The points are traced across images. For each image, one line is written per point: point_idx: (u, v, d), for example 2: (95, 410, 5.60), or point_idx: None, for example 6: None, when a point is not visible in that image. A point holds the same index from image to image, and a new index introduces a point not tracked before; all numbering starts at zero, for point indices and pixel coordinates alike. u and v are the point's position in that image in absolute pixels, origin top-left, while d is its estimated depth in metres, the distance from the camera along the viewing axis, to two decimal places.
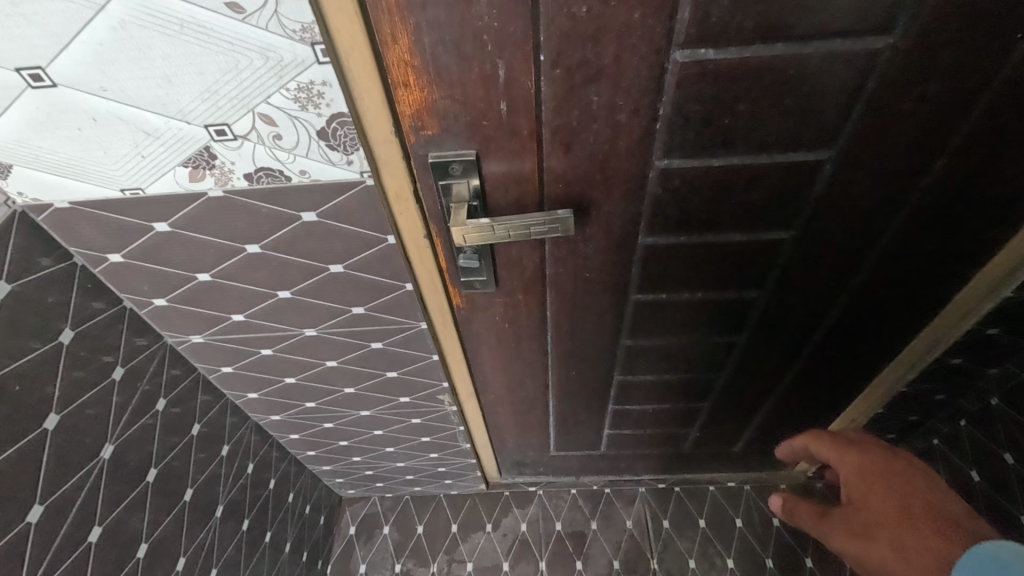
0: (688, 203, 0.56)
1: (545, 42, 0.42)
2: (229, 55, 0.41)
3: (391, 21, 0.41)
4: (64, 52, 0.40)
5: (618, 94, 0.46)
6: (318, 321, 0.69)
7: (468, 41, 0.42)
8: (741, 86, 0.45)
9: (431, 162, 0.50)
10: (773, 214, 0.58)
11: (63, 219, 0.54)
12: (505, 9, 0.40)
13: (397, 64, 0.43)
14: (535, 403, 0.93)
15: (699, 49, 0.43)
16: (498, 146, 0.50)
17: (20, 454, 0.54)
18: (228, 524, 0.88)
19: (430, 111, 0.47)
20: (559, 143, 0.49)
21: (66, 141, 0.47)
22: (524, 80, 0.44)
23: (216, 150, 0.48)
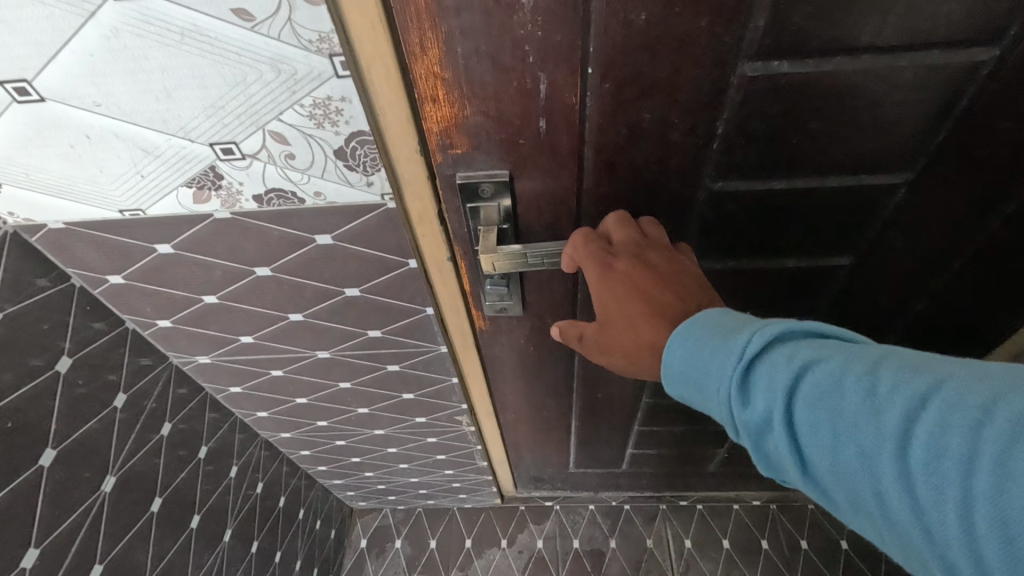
0: (740, 227, 0.51)
1: (594, 54, 0.37)
2: (235, 68, 0.36)
3: (420, 29, 0.35)
4: (51, 63, 0.36)
5: (673, 110, 0.40)
6: (331, 343, 0.65)
7: (506, 52, 0.37)
8: (814, 101, 0.40)
9: (459, 183, 0.45)
10: (834, 239, 0.52)
11: (59, 239, 0.50)
12: (551, 15, 0.35)
13: (425, 77, 0.38)
14: (557, 424, 0.88)
15: (770, 62, 0.37)
16: (534, 167, 0.44)
17: (13, 496, 0.50)
18: (237, 547, 0.84)
19: (459, 128, 0.42)
20: (602, 163, 0.44)
21: (57, 158, 0.42)
22: (567, 95, 0.39)
23: (222, 170, 0.43)
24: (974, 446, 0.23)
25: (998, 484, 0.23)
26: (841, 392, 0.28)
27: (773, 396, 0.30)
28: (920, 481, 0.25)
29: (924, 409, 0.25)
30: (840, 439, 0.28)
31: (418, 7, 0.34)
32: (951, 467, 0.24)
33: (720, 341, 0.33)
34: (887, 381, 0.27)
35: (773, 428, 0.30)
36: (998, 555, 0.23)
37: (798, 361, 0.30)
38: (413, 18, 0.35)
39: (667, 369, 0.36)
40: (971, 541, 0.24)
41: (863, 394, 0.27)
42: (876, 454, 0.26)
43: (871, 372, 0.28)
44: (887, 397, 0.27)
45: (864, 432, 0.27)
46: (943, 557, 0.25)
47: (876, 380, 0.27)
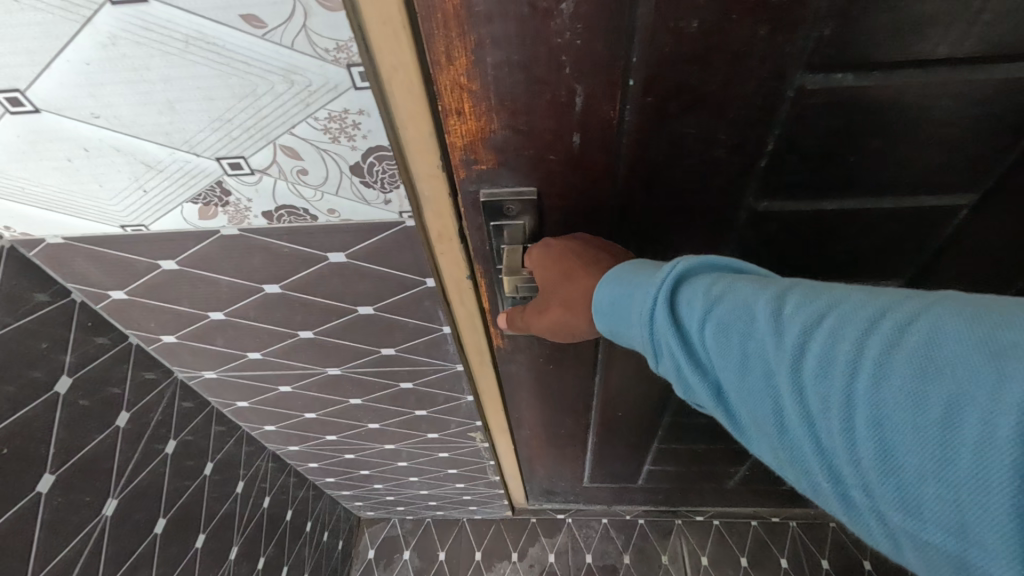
0: (784, 249, 0.47)
1: (637, 64, 0.33)
2: (244, 78, 0.33)
3: (446, 37, 0.32)
4: (44, 72, 0.33)
5: (720, 125, 0.37)
6: (342, 360, 0.62)
7: (540, 62, 0.33)
8: (878, 116, 0.36)
9: (483, 201, 0.42)
10: (883, 264, 0.49)
11: (58, 254, 0.47)
12: (593, 22, 0.31)
13: (450, 88, 0.35)
14: (573, 441, 0.85)
15: (834, 74, 0.34)
16: (564, 184, 0.41)
17: (9, 526, 0.47)
18: (243, 563, 0.82)
19: (484, 143, 0.38)
20: (638, 180, 0.41)
21: (54, 172, 0.40)
22: (605, 108, 0.36)
23: (229, 185, 0.40)
24: (865, 360, 0.23)
25: (885, 397, 0.22)
26: (745, 312, 0.28)
27: (688, 325, 0.30)
28: (817, 395, 0.25)
29: (821, 326, 0.25)
30: (747, 361, 0.28)
31: (446, 15, 0.31)
32: (845, 382, 0.24)
33: (647, 279, 0.34)
34: (793, 303, 0.27)
35: (688, 355, 0.31)
36: (878, 463, 0.22)
37: (714, 290, 0.30)
38: (437, 26, 0.32)
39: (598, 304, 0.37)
40: (854, 450, 0.23)
41: (765, 314, 0.27)
42: (778, 371, 0.26)
43: (777, 297, 0.28)
44: (791, 321, 0.26)
45: (764, 351, 0.27)
46: (837, 473, 0.25)
47: (779, 303, 0.27)
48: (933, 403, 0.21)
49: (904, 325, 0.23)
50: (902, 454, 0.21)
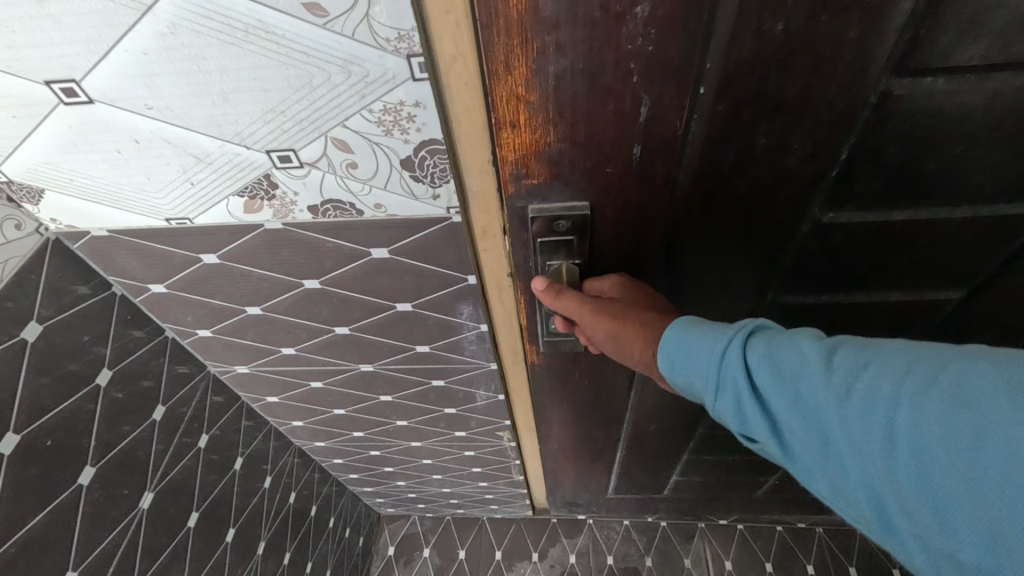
0: (848, 261, 0.47)
1: (712, 70, 0.32)
2: (301, 69, 0.32)
3: (506, 44, 0.30)
4: (101, 62, 0.32)
5: (795, 134, 0.36)
6: (375, 357, 0.62)
7: (608, 70, 0.31)
8: (967, 122, 0.35)
9: (532, 216, 0.40)
10: (948, 272, 0.49)
11: (101, 247, 0.47)
12: (668, 26, 0.30)
13: (505, 100, 0.33)
14: (603, 453, 0.83)
15: (923, 78, 0.33)
16: (620, 197, 0.39)
17: (52, 519, 0.47)
18: (270, 558, 0.82)
19: (538, 157, 0.36)
20: (701, 193, 0.40)
21: (103, 163, 0.39)
22: (673, 116, 0.34)
23: (277, 178, 0.40)
24: (909, 402, 0.24)
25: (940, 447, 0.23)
26: (796, 359, 0.29)
27: (738, 372, 0.31)
28: (870, 445, 0.25)
29: (865, 374, 0.26)
30: (795, 407, 0.29)
31: (510, 21, 0.29)
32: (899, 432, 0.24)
33: (696, 323, 0.34)
34: (840, 351, 0.28)
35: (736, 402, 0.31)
36: (928, 503, 0.24)
37: (766, 340, 0.31)
38: (496, 33, 0.30)
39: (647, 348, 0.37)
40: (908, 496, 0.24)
41: (815, 360, 0.28)
42: (828, 421, 0.27)
43: (822, 348, 0.29)
44: (838, 371, 0.27)
45: (814, 394, 0.28)
46: (882, 509, 0.26)
47: (825, 354, 0.28)
48: (989, 452, 0.22)
49: (940, 369, 0.24)
50: (947, 488, 0.23)
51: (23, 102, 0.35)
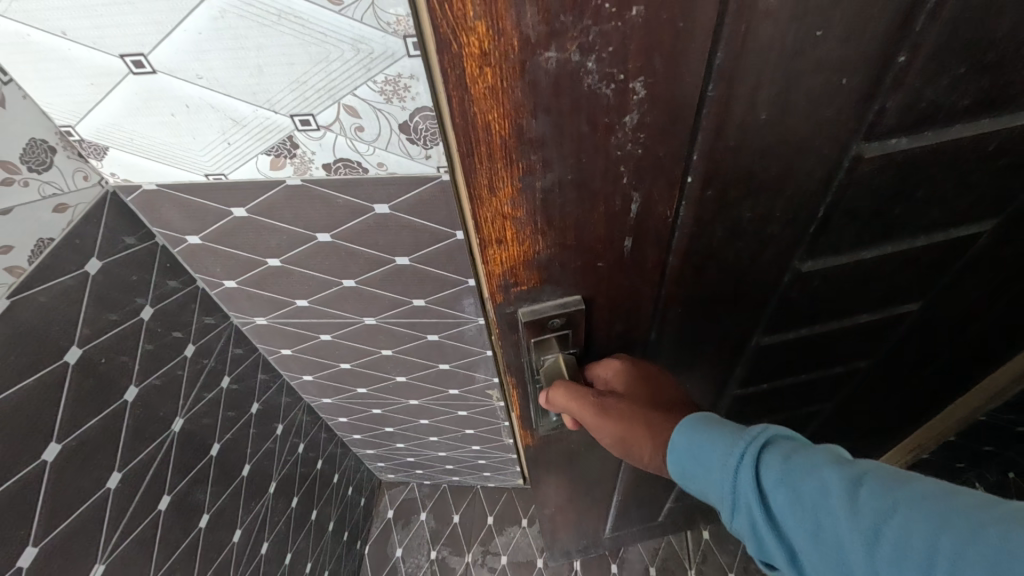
0: (824, 294, 0.57)
1: (697, 163, 0.38)
2: (321, 47, 0.41)
3: (491, 169, 0.34)
4: (165, 40, 0.41)
5: (778, 204, 0.43)
6: (378, 310, 0.70)
7: (598, 177, 0.36)
8: (917, 173, 0.45)
9: (522, 317, 0.46)
10: (908, 291, 0.60)
11: (150, 200, 0.56)
12: (656, 134, 0.34)
13: (492, 218, 0.37)
14: (602, 496, 0.87)
15: (888, 140, 0.41)
16: (611, 282, 0.45)
17: (103, 423, 0.55)
18: (279, 499, 0.91)
19: (527, 260, 0.42)
20: (691, 266, 0.47)
21: (158, 125, 0.48)
22: (662, 208, 0.40)
23: (298, 139, 0.48)
24: (936, 544, 0.29)
25: None
26: (820, 488, 0.35)
27: (762, 487, 0.37)
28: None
29: (894, 513, 0.31)
30: (821, 530, 0.34)
31: (498, 155, 0.33)
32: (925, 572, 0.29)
33: (724, 436, 0.41)
34: (864, 484, 0.34)
35: (767, 514, 0.37)
36: None
37: (792, 459, 0.37)
38: (479, 161, 0.33)
39: (680, 449, 0.44)
40: None
41: (839, 492, 0.34)
42: (852, 546, 0.33)
43: (849, 476, 0.34)
44: (865, 504, 0.33)
45: (840, 521, 0.33)
46: None
47: (853, 484, 0.34)
48: None
49: (963, 518, 0.29)
50: None
51: (101, 72, 0.44)
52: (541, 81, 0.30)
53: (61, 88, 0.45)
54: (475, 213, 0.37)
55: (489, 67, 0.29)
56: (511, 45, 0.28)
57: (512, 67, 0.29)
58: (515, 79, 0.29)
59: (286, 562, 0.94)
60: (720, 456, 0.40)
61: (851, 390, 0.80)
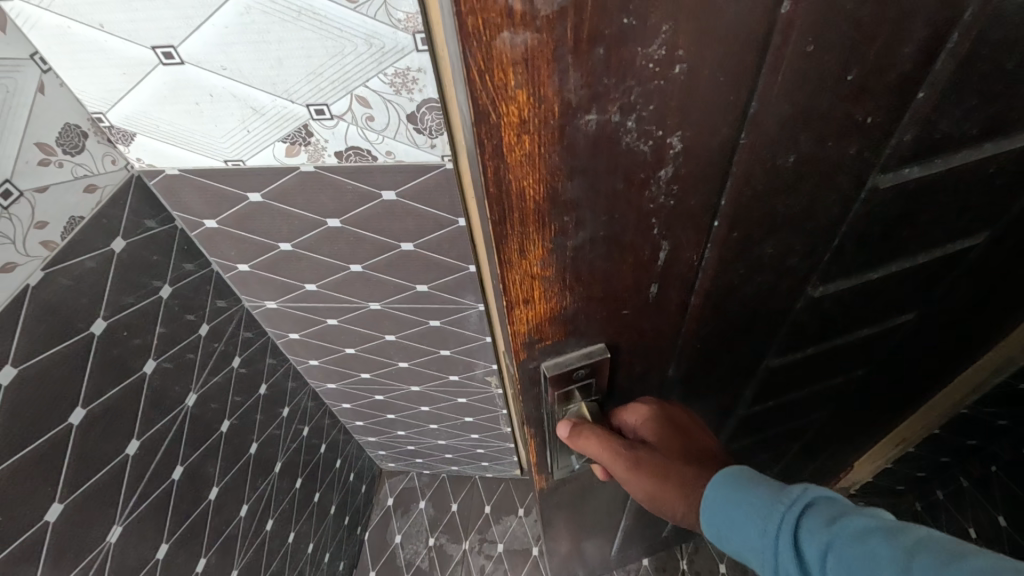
0: (830, 315, 0.55)
1: (724, 210, 0.35)
2: (337, 41, 0.45)
3: (522, 233, 0.31)
4: (194, 33, 0.45)
5: (797, 237, 0.41)
6: (383, 295, 0.74)
7: (631, 229, 0.33)
8: (923, 196, 0.44)
9: (546, 372, 0.43)
10: (902, 304, 0.60)
11: (171, 185, 0.60)
12: (688, 183, 0.32)
13: (519, 280, 0.34)
14: (612, 523, 0.89)
15: (901, 170, 0.39)
16: (634, 330, 0.42)
17: (124, 393, 0.59)
18: (284, 479, 0.94)
19: (552, 319, 0.38)
20: (710, 307, 0.44)
21: (182, 113, 0.52)
22: (690, 253, 0.37)
23: (313, 128, 0.52)
24: None
25: None
26: (868, 561, 0.29)
27: (803, 557, 0.32)
28: None
29: None
30: None
31: (527, 217, 0.30)
32: None
33: (756, 498, 0.36)
34: (921, 558, 0.28)
35: None
36: None
37: (836, 526, 0.31)
38: (510, 225, 0.30)
39: (710, 507, 0.40)
40: None
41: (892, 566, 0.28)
42: None
43: (906, 548, 0.29)
44: None
45: None
46: None
47: (909, 559, 0.28)
48: None
49: None
50: None
51: (133, 63, 0.48)
52: (585, 143, 0.27)
53: (94, 77, 0.49)
54: (503, 278, 0.34)
55: (527, 134, 0.26)
56: (551, 110, 0.25)
57: (553, 133, 0.26)
58: (556, 144, 0.27)
59: (289, 541, 0.97)
60: (749, 520, 0.36)
61: (851, 397, 0.80)
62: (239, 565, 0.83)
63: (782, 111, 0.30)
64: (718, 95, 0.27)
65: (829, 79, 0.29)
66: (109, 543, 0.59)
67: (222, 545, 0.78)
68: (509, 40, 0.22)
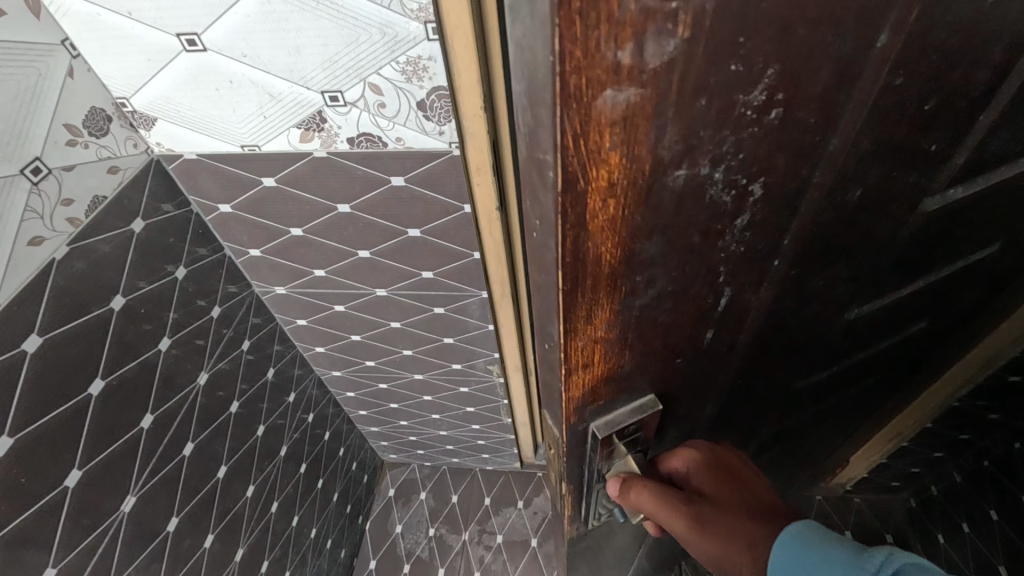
0: (860, 330, 0.56)
1: (784, 253, 0.36)
2: (352, 30, 0.47)
3: (592, 298, 0.31)
4: (217, 21, 0.48)
5: (841, 265, 0.42)
6: (390, 281, 0.76)
7: (694, 281, 0.34)
8: (967, 216, 0.43)
9: (594, 434, 0.43)
10: (927, 313, 0.60)
11: (188, 169, 0.62)
12: (759, 230, 0.32)
13: (581, 341, 0.34)
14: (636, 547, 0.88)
15: (949, 192, 0.39)
16: (683, 368, 0.44)
17: (139, 368, 0.61)
18: (289, 464, 0.96)
19: (605, 373, 0.38)
20: (754, 334, 0.46)
21: (203, 99, 0.54)
22: (744, 294, 0.39)
23: (327, 114, 0.54)
24: None
25: None
26: None
27: None
28: None
29: None
30: None
31: (604, 284, 0.30)
32: None
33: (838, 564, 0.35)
34: None
35: None
36: None
37: None
38: (582, 292, 0.30)
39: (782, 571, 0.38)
40: None
41: None
42: None
43: None
44: None
45: None
46: None
47: None
48: None
49: None
50: None
51: (158, 50, 0.50)
52: (665, 194, 0.26)
53: (120, 63, 0.51)
54: (563, 335, 0.33)
55: (613, 197, 0.25)
56: (640, 170, 0.24)
57: (637, 187, 0.25)
58: (639, 198, 0.25)
59: (293, 524, 0.99)
60: None
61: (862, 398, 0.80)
62: (244, 545, 0.85)
63: (852, 143, 0.29)
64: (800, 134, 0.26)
65: (903, 113, 0.29)
66: (123, 512, 0.61)
67: (228, 523, 0.80)
68: (610, 100, 0.20)
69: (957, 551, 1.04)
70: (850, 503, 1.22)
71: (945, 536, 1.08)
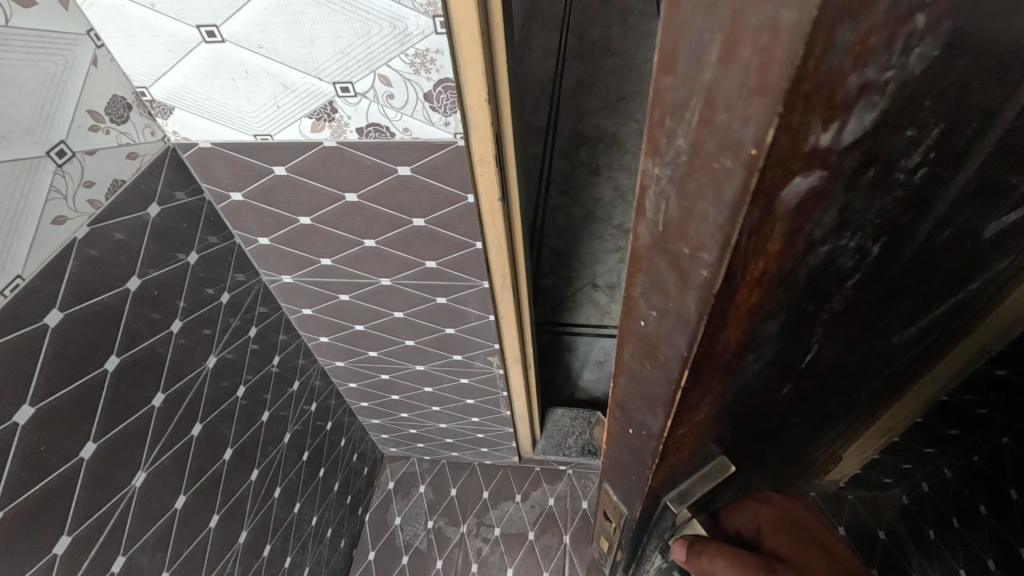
0: (900, 346, 0.58)
1: (866, 298, 0.39)
2: (364, 23, 0.50)
3: (709, 374, 0.33)
4: (235, 14, 0.50)
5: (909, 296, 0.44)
6: (394, 271, 0.78)
7: (788, 339, 0.37)
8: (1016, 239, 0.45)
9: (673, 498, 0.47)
10: (954, 323, 0.63)
11: (202, 157, 0.64)
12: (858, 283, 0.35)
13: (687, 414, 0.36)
14: None
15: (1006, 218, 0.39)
16: (758, 412, 0.47)
17: (152, 347, 0.63)
18: (292, 451, 0.98)
19: (696, 434, 0.41)
20: (819, 372, 0.49)
21: (219, 89, 0.57)
22: (821, 344, 0.42)
23: (337, 105, 0.57)
24: None
25: None
26: None
27: None
28: None
29: None
30: None
31: (721, 363, 0.32)
32: None
33: None
34: None
35: None
36: None
37: None
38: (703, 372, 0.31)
39: None
40: None
41: None
42: None
43: None
44: None
45: None
46: None
47: None
48: None
49: None
50: None
51: (178, 40, 0.53)
52: (796, 269, 0.27)
53: (141, 53, 0.54)
54: (669, 409, 0.33)
55: (758, 286, 0.26)
56: (788, 257, 0.26)
57: (779, 266, 0.26)
58: (775, 277, 0.27)
59: (294, 511, 1.01)
60: None
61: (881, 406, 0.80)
62: (247, 529, 0.87)
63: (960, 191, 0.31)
64: (914, 191, 0.28)
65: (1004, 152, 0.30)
66: (134, 487, 0.63)
67: (233, 506, 0.82)
68: (797, 188, 0.21)
69: (947, 546, 1.06)
70: (844, 500, 1.24)
71: (936, 532, 1.10)
